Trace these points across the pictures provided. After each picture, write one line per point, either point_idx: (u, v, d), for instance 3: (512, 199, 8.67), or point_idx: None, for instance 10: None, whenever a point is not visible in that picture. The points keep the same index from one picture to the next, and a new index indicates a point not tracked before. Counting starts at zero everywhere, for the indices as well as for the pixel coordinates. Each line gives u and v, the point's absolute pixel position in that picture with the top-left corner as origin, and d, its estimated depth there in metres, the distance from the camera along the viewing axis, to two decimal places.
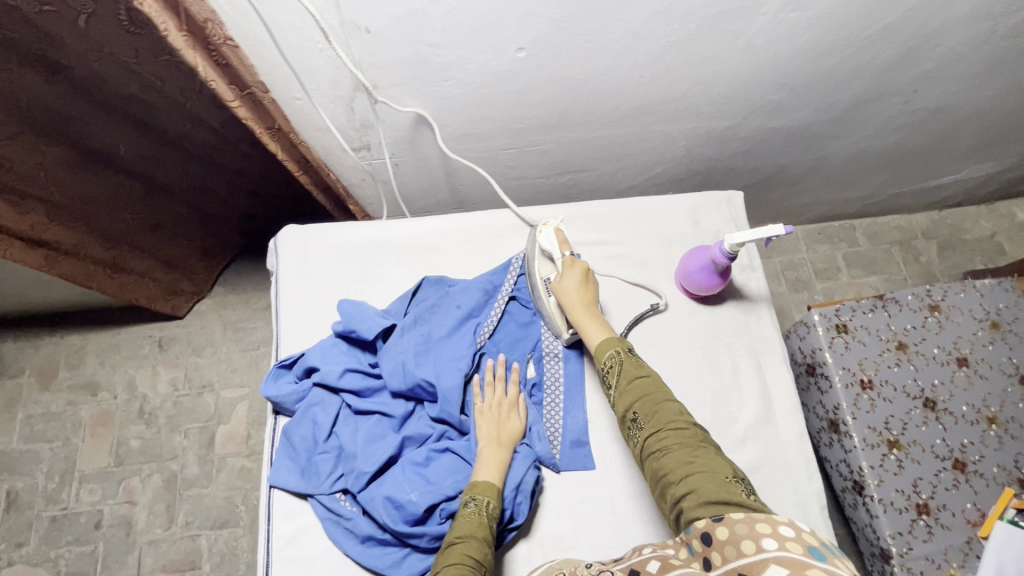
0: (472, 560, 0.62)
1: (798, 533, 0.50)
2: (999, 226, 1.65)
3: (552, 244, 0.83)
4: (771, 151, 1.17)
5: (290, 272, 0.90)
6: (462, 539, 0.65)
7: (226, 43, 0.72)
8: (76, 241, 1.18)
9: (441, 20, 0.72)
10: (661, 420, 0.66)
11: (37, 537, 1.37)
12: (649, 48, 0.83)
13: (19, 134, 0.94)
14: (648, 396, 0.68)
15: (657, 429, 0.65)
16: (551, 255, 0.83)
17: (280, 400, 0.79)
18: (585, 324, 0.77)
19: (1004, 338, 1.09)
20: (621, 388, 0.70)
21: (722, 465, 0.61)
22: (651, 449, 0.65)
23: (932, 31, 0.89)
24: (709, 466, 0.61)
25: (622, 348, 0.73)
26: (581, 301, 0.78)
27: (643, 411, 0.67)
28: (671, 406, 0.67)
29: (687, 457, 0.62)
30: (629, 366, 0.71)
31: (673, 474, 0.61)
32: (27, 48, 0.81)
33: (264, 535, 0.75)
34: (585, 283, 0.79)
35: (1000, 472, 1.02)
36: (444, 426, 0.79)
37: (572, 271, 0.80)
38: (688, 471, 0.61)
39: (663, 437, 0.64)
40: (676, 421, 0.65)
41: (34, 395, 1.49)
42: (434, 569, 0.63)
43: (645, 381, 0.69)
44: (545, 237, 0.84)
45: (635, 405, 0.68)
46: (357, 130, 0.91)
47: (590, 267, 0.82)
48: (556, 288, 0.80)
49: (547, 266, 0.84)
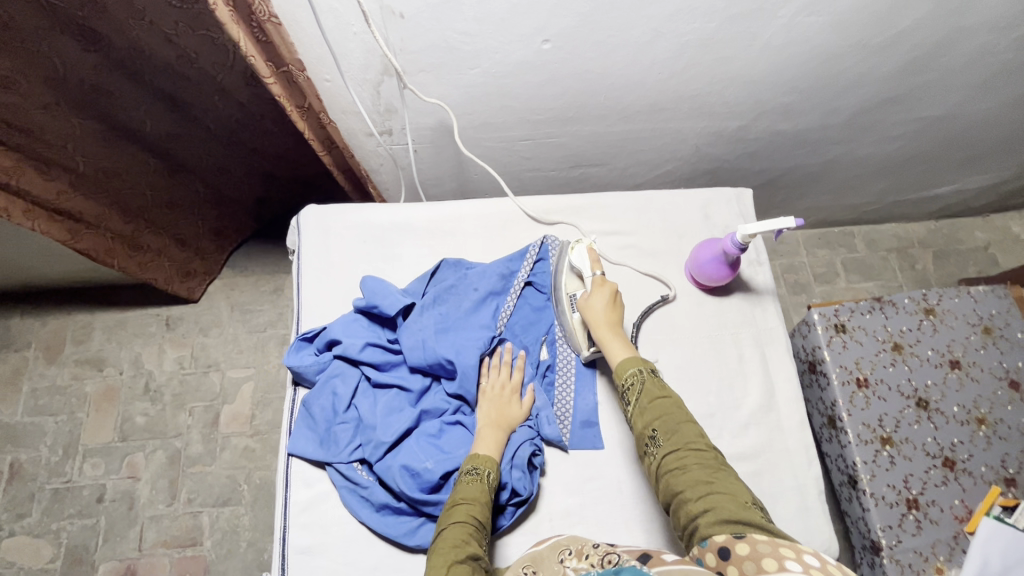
0: (475, 520, 0.67)
1: (823, 564, 0.50)
2: (992, 238, 1.70)
3: (584, 261, 0.85)
4: (777, 154, 1.21)
5: (312, 249, 0.92)
6: (466, 501, 0.68)
7: (270, 20, 0.75)
8: (99, 212, 1.21)
9: (472, 9, 0.75)
10: (681, 440, 0.67)
11: (40, 509, 1.38)
12: (668, 46, 0.86)
13: (53, 104, 1.00)
14: (669, 415, 0.69)
15: (677, 448, 0.66)
16: (580, 272, 0.86)
17: (301, 370, 0.81)
18: (608, 341, 0.78)
19: (995, 343, 1.13)
20: (641, 405, 0.71)
21: (741, 490, 0.62)
22: (668, 467, 0.66)
23: (938, 41, 0.92)
24: (729, 489, 0.61)
25: (645, 368, 0.74)
26: (607, 320, 0.79)
27: (663, 429, 0.68)
28: (691, 427, 0.68)
29: (706, 477, 0.63)
30: (651, 386, 0.72)
31: (690, 491, 0.62)
32: (66, 16, 0.87)
33: (282, 501, 0.77)
34: (612, 303, 0.81)
35: (988, 471, 1.06)
36: (460, 402, 0.82)
37: (600, 290, 0.81)
38: (707, 491, 0.61)
39: (683, 456, 0.65)
40: (697, 443, 0.66)
41: (40, 369, 1.50)
42: (439, 524, 0.67)
43: (667, 401, 0.70)
44: (578, 255, 0.86)
45: (655, 423, 0.69)
46: (381, 114, 0.93)
47: (618, 288, 0.84)
48: (582, 305, 0.82)
49: (574, 282, 0.86)
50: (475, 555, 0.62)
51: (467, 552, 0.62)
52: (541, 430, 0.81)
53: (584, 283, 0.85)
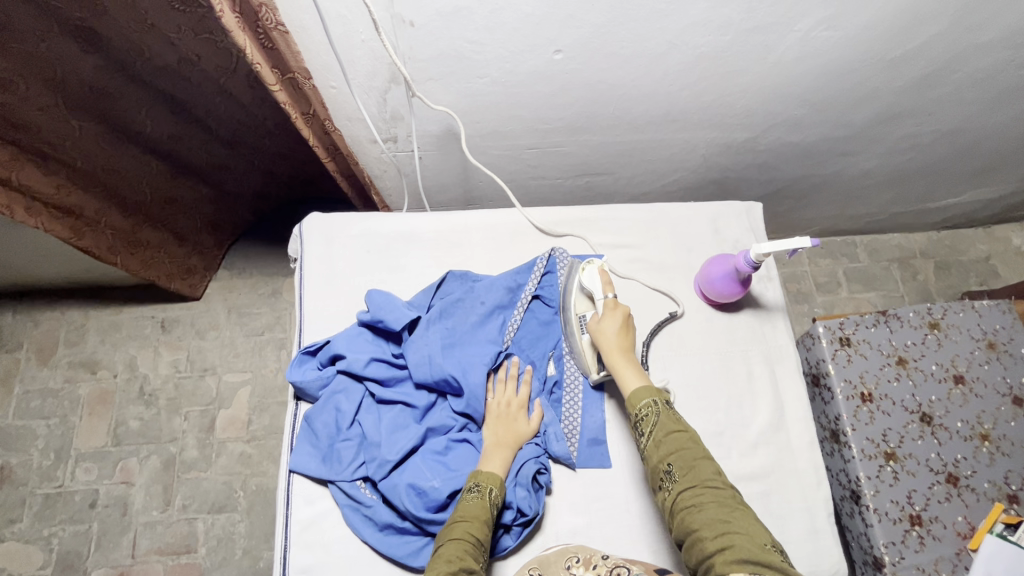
0: (473, 538, 0.65)
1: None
2: (994, 249, 1.70)
3: (595, 283, 0.82)
4: (786, 165, 1.19)
5: (315, 259, 0.90)
6: (467, 518, 0.67)
7: (277, 29, 0.73)
8: (98, 207, 1.17)
9: (484, 18, 0.73)
10: (698, 476, 0.65)
11: (31, 514, 1.36)
12: (682, 58, 0.84)
13: (51, 105, 0.97)
14: (685, 450, 0.68)
15: (693, 485, 0.65)
16: (591, 294, 0.83)
17: (303, 385, 0.80)
18: (621, 369, 0.76)
19: (999, 358, 1.12)
20: (656, 439, 0.70)
21: (759, 530, 0.61)
22: (685, 504, 0.64)
23: (952, 58, 0.91)
24: (747, 529, 0.60)
25: (660, 399, 0.72)
26: (619, 346, 0.77)
27: (679, 464, 0.67)
28: (708, 464, 0.67)
29: (723, 516, 0.61)
30: (666, 420, 0.71)
31: (708, 531, 0.61)
32: (65, 16, 0.85)
33: (283, 519, 0.75)
34: (624, 329, 0.79)
35: (991, 488, 1.05)
36: (466, 418, 0.80)
37: (613, 315, 0.80)
38: (725, 530, 0.60)
39: (699, 493, 0.64)
40: (714, 480, 0.65)
41: (32, 371, 1.47)
42: (438, 540, 0.66)
43: (682, 435, 0.69)
44: (588, 276, 0.83)
45: (670, 457, 0.68)
46: (387, 121, 0.91)
47: (629, 312, 0.82)
48: (593, 328, 0.80)
49: (583, 304, 0.84)
50: (469, 569, 0.62)
51: (462, 568, 0.61)
52: (548, 448, 0.79)
53: (595, 305, 0.83)
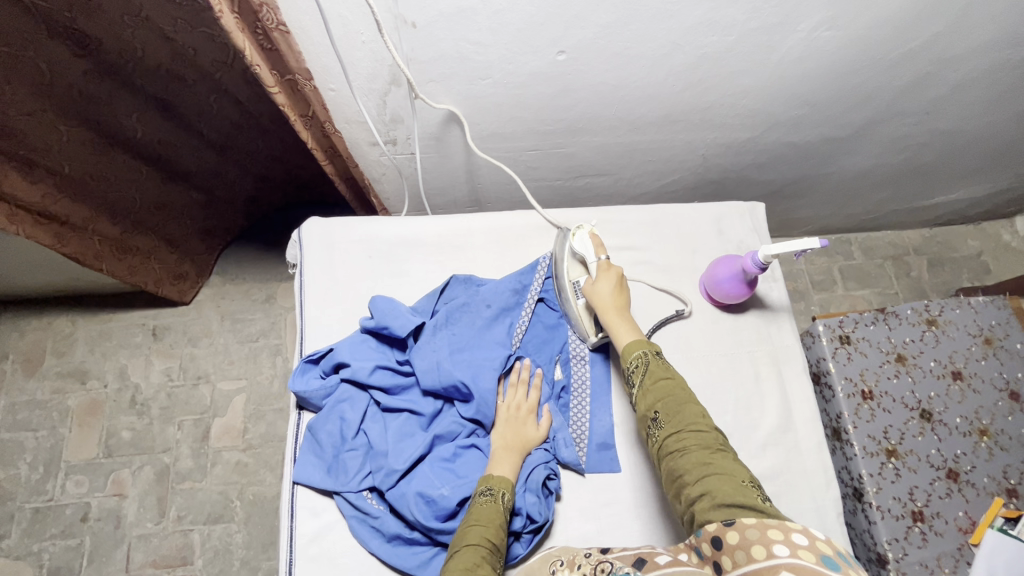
0: (490, 543, 0.64)
1: (812, 541, 0.50)
2: (985, 246, 1.71)
3: (587, 247, 0.84)
4: (785, 165, 1.19)
5: (316, 264, 0.89)
6: (481, 522, 0.65)
7: (278, 29, 0.71)
8: (85, 214, 1.14)
9: (487, 19, 0.72)
10: (683, 421, 0.65)
11: (20, 529, 1.32)
12: (685, 58, 0.84)
13: (38, 110, 0.95)
14: (672, 397, 0.68)
15: (677, 431, 0.65)
16: (583, 258, 0.84)
17: (306, 395, 0.78)
18: (616, 327, 0.77)
19: (996, 354, 1.12)
20: (644, 388, 0.70)
21: (738, 469, 0.61)
22: (670, 450, 0.64)
23: (950, 57, 0.92)
24: (726, 470, 0.60)
25: (650, 350, 0.73)
26: (614, 304, 0.78)
27: (665, 411, 0.67)
28: (693, 409, 0.66)
29: (704, 458, 0.61)
30: (655, 368, 0.71)
31: (689, 475, 0.61)
32: (54, 17, 0.83)
33: (287, 533, 0.73)
34: (618, 288, 0.80)
35: (990, 482, 1.03)
36: (474, 424, 0.79)
37: (606, 275, 0.81)
38: (704, 473, 0.60)
39: (683, 438, 0.64)
40: (698, 424, 0.65)
41: (19, 382, 1.43)
42: (451, 547, 0.64)
43: (670, 383, 0.69)
44: (579, 241, 0.85)
45: (657, 405, 0.68)
46: (387, 124, 0.90)
47: (623, 273, 0.83)
48: (588, 290, 0.81)
49: (577, 270, 0.85)
50: None
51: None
52: (557, 454, 0.78)
53: (588, 270, 0.84)
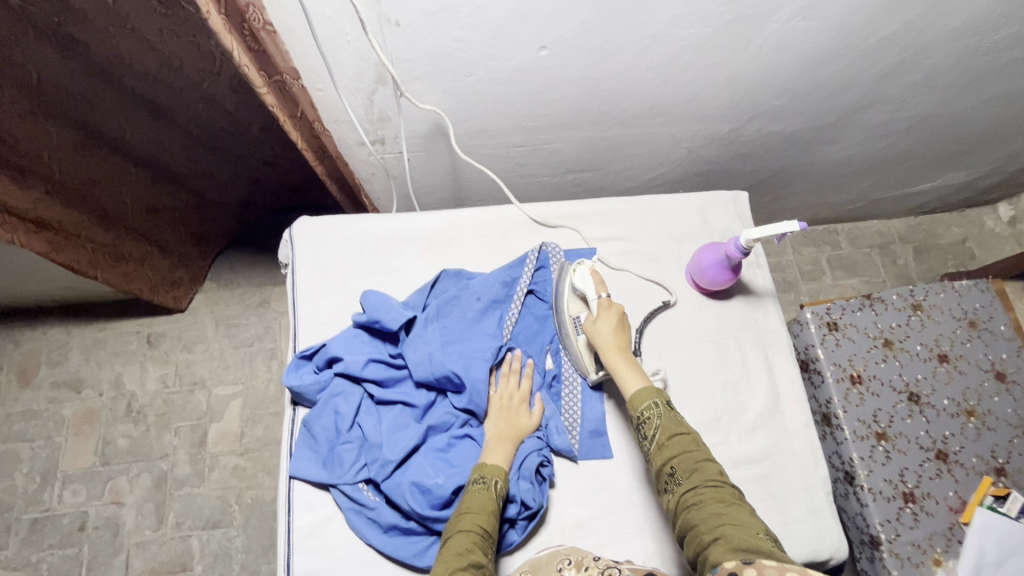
0: (480, 530, 0.65)
1: None
2: (969, 232, 1.74)
3: (587, 284, 0.83)
4: (768, 155, 1.21)
5: (307, 262, 0.90)
6: (474, 510, 0.66)
7: (265, 29, 0.73)
8: (77, 220, 1.15)
9: (469, 16, 0.74)
10: (700, 477, 0.65)
11: (17, 540, 1.32)
12: (665, 51, 0.86)
13: (27, 112, 0.95)
14: (688, 452, 0.68)
15: (694, 485, 0.65)
16: (582, 294, 0.83)
17: (301, 390, 0.79)
18: (621, 372, 0.76)
19: (981, 336, 1.13)
20: (659, 442, 0.70)
21: (755, 522, 0.60)
22: (686, 503, 0.64)
23: (923, 44, 0.94)
24: (742, 521, 0.60)
25: (661, 400, 0.73)
26: (616, 345, 0.78)
27: (681, 466, 0.67)
28: (710, 465, 0.66)
29: (720, 509, 0.61)
30: (669, 423, 0.71)
31: (704, 525, 0.60)
32: (42, 22, 0.84)
33: (285, 527, 0.74)
34: (619, 328, 0.80)
35: (978, 462, 1.05)
36: (468, 415, 0.80)
37: (608, 314, 0.80)
38: (720, 523, 0.60)
39: (699, 491, 0.64)
40: (715, 479, 0.65)
41: (13, 393, 1.43)
42: (444, 535, 0.66)
43: (685, 438, 0.69)
44: (579, 277, 0.84)
45: (673, 460, 0.68)
46: (374, 123, 0.91)
47: (624, 311, 0.83)
48: (589, 328, 0.80)
49: (577, 305, 0.84)
50: (477, 563, 0.61)
51: (471, 562, 0.61)
52: (550, 441, 0.79)
53: (588, 306, 0.83)
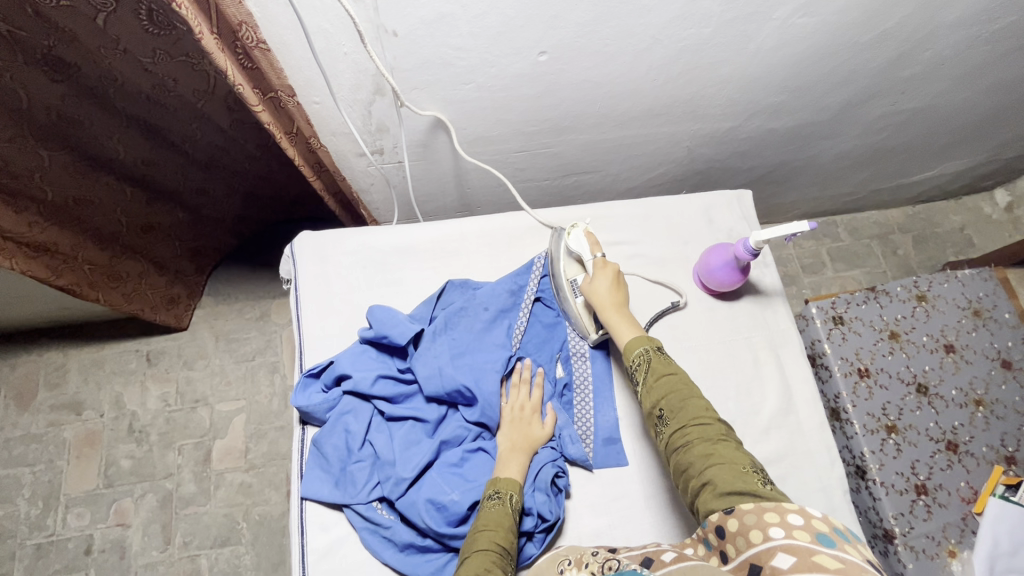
0: (499, 547, 0.64)
1: (807, 521, 0.52)
2: (967, 220, 1.74)
3: (582, 245, 0.84)
4: (767, 152, 1.21)
5: (310, 278, 0.89)
6: (490, 527, 0.65)
7: (258, 47, 0.72)
8: (73, 242, 1.13)
9: (468, 24, 0.73)
10: (687, 416, 0.66)
11: (22, 566, 1.30)
12: (664, 52, 0.85)
13: (19, 135, 0.94)
14: (675, 393, 0.68)
15: (682, 426, 0.65)
16: (579, 257, 0.85)
17: (309, 409, 0.78)
18: (616, 324, 0.77)
19: (986, 325, 1.13)
20: (648, 385, 0.70)
21: (741, 457, 0.62)
22: (675, 445, 0.65)
23: (924, 36, 0.93)
24: (729, 460, 0.61)
25: (651, 346, 0.73)
26: (612, 301, 0.78)
27: (669, 408, 0.67)
28: (696, 402, 0.67)
29: (707, 450, 0.62)
30: (657, 365, 0.71)
31: (694, 468, 0.62)
32: (32, 47, 0.83)
33: (298, 548, 0.73)
34: (616, 285, 0.80)
35: (989, 451, 1.05)
36: (480, 427, 0.79)
37: (604, 272, 0.81)
38: (707, 465, 0.61)
39: (686, 433, 0.64)
40: (702, 417, 0.65)
41: (12, 417, 1.41)
42: (460, 556, 0.64)
43: (672, 378, 0.69)
44: (575, 240, 0.85)
45: (661, 402, 0.68)
46: (372, 133, 0.90)
47: (620, 268, 0.83)
48: (586, 289, 0.81)
49: (573, 268, 0.85)
50: None
51: None
52: (564, 451, 0.79)
53: (584, 268, 0.84)
